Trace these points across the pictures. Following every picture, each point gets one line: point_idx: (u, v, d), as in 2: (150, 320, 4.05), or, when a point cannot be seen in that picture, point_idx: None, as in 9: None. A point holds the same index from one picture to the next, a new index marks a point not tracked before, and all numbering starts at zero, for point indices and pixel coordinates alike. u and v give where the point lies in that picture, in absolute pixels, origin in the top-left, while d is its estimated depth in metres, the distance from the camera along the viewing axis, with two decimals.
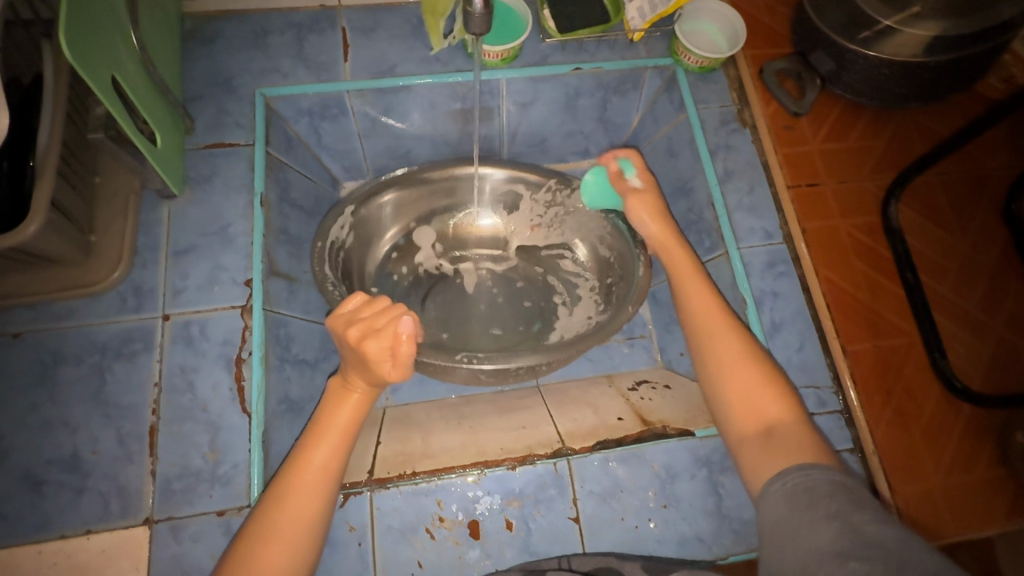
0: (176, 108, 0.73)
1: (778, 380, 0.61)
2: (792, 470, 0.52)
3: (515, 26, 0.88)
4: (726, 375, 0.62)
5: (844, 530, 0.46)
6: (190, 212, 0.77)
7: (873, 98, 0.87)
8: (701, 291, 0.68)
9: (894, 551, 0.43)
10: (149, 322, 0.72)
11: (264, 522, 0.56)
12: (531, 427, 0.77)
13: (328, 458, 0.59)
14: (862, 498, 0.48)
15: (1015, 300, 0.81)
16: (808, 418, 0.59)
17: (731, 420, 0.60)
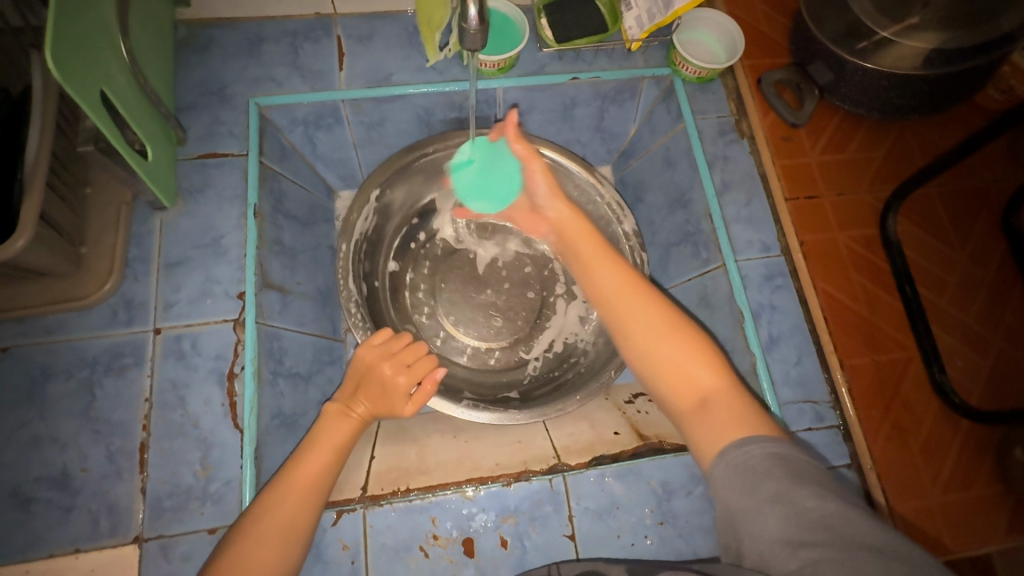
0: (168, 120, 0.72)
1: (706, 347, 0.59)
2: (732, 447, 0.51)
3: (512, 34, 0.87)
4: (653, 350, 0.59)
5: (790, 514, 0.45)
6: (182, 224, 0.76)
7: (872, 109, 0.86)
8: (615, 271, 0.66)
9: (839, 534, 0.44)
10: (140, 336, 0.71)
11: (254, 523, 0.57)
12: (527, 441, 0.78)
13: (322, 462, 0.62)
14: (802, 472, 0.48)
15: (1014, 313, 0.81)
16: (737, 381, 0.57)
17: (667, 396, 0.58)
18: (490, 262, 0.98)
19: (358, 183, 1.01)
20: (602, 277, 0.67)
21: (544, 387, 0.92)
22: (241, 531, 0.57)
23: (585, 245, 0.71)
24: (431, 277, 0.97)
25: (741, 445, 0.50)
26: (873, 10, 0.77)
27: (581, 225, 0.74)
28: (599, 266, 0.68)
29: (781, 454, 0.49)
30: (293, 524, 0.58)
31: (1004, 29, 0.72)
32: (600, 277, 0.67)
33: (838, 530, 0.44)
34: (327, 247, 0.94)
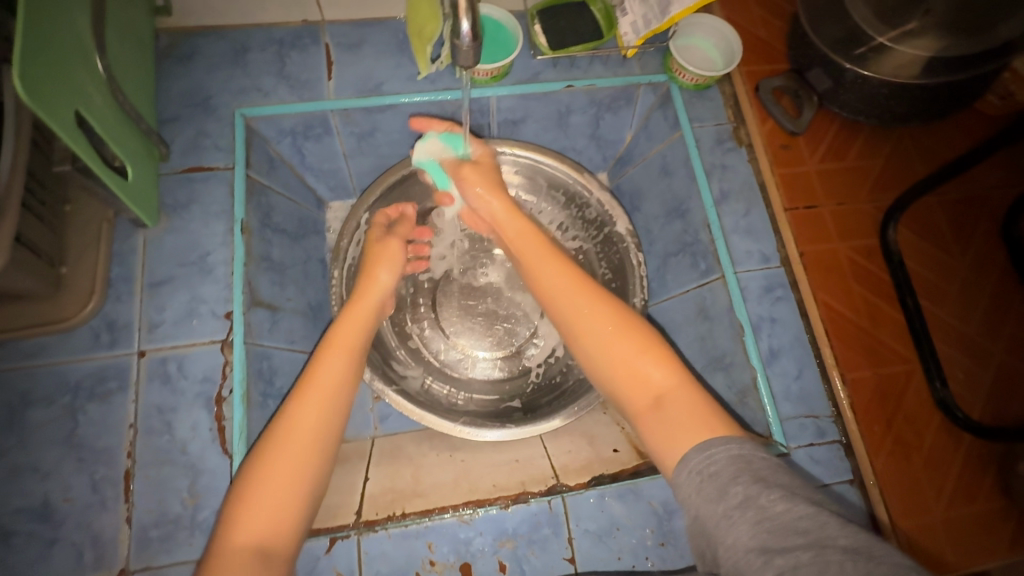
0: (150, 136, 0.70)
1: (659, 344, 0.59)
2: (693, 452, 0.49)
3: (505, 42, 0.85)
4: (606, 348, 0.59)
5: (759, 519, 0.42)
6: (166, 241, 0.74)
7: (872, 117, 0.85)
8: (556, 268, 0.67)
9: (813, 537, 0.40)
10: (124, 359, 0.68)
11: (277, 434, 0.58)
12: (525, 460, 0.76)
13: (337, 368, 0.64)
14: (770, 475, 0.45)
15: (1015, 324, 0.80)
16: (692, 378, 0.56)
17: (623, 398, 0.57)
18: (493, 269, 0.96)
19: (348, 194, 0.98)
20: (542, 270, 0.69)
21: (547, 395, 0.89)
22: (266, 442, 0.58)
23: (522, 245, 0.73)
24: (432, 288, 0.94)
25: (704, 449, 0.48)
26: (871, 17, 0.77)
27: (519, 224, 0.74)
28: (543, 265, 0.68)
29: (745, 457, 0.47)
30: (318, 429, 0.59)
31: (1005, 36, 0.70)
32: (545, 276, 0.67)
33: (811, 534, 0.40)
34: (317, 260, 0.92)
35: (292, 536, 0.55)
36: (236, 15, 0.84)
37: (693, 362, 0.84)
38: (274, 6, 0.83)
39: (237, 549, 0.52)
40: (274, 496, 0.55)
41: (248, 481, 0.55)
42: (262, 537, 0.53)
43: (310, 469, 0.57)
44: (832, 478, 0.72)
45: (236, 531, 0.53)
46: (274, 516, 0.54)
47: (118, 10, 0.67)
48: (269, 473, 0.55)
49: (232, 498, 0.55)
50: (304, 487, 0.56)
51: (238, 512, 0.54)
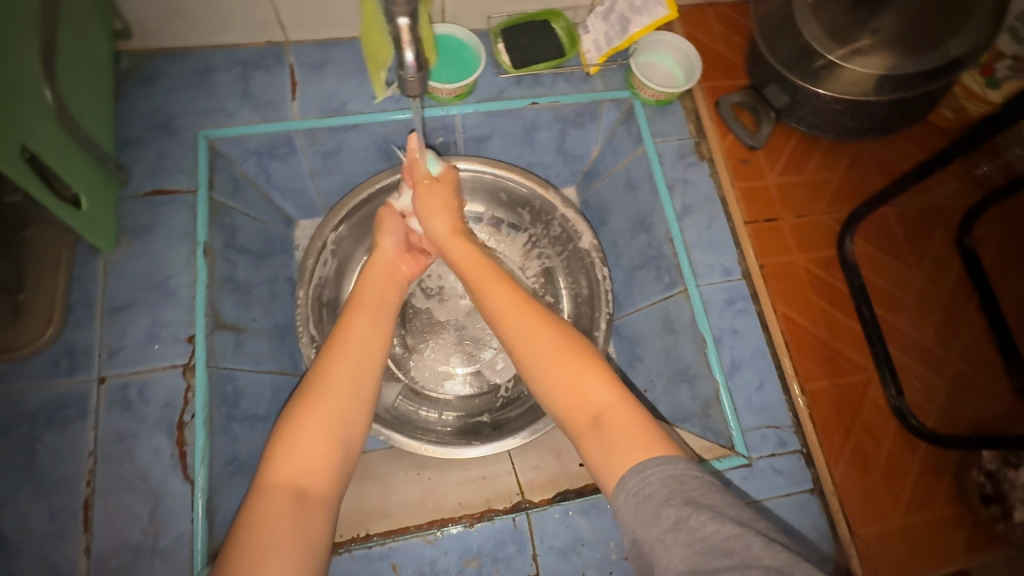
0: (107, 163, 0.70)
1: (598, 363, 0.61)
2: (631, 474, 0.51)
3: (468, 60, 0.86)
4: (544, 368, 0.61)
5: (690, 540, 0.44)
6: (128, 265, 0.74)
7: (828, 131, 0.87)
8: (500, 287, 0.69)
9: (739, 558, 0.43)
10: (83, 386, 0.68)
11: (314, 386, 0.63)
12: (491, 477, 0.77)
13: (364, 327, 0.69)
14: (701, 494, 0.48)
15: (969, 332, 0.83)
16: (632, 395, 0.59)
17: (564, 417, 0.59)
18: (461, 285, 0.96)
19: (317, 212, 0.98)
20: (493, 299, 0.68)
21: (515, 409, 0.90)
22: (303, 393, 0.62)
23: (471, 275, 0.73)
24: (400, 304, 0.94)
25: (637, 472, 0.51)
26: (822, 34, 0.76)
27: (460, 250, 0.77)
28: (490, 290, 0.69)
29: (679, 477, 0.49)
30: (353, 380, 0.64)
31: (953, 54, 0.72)
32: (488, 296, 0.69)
33: (736, 554, 0.43)
34: (285, 279, 0.92)
35: (333, 477, 0.59)
36: (199, 36, 0.84)
37: (659, 375, 0.85)
38: (235, 28, 0.83)
39: (279, 487, 0.56)
40: (314, 439, 0.59)
41: (287, 428, 0.59)
42: (300, 477, 0.57)
43: (349, 416, 0.62)
44: (791, 489, 0.73)
45: (277, 471, 0.57)
46: (314, 457, 0.58)
47: (71, 38, 0.67)
48: (307, 419, 0.60)
49: (269, 445, 0.59)
50: (343, 434, 0.61)
51: (278, 455, 0.58)
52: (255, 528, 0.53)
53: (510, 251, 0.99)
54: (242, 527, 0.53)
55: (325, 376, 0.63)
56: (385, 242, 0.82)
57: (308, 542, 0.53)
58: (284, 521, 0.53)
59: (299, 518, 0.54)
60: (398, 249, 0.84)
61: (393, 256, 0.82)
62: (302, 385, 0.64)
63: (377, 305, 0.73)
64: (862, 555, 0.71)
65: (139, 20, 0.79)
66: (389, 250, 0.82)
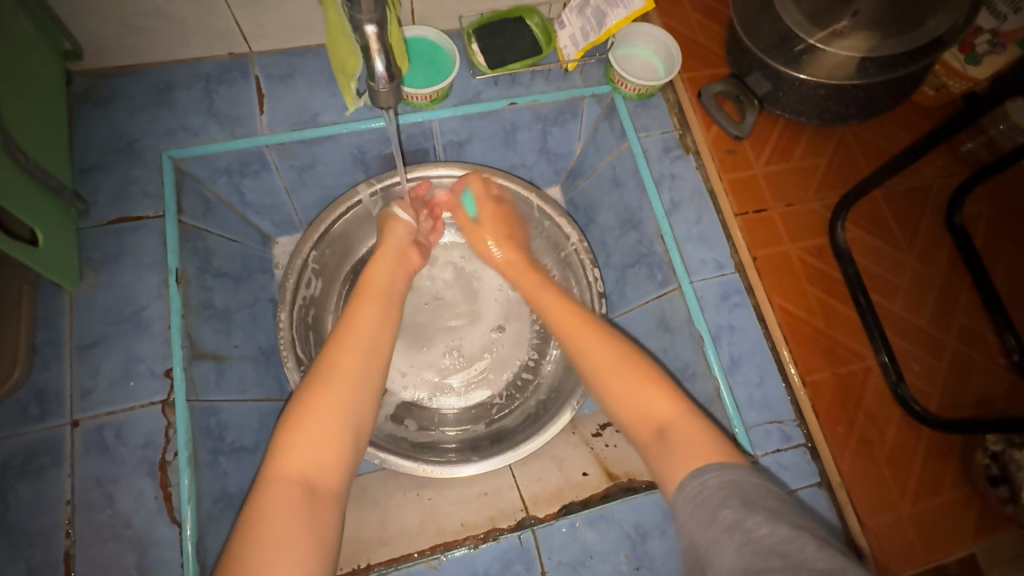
0: (62, 193, 0.66)
1: (662, 380, 0.63)
2: (690, 480, 0.52)
3: (442, 64, 0.83)
4: (608, 382, 0.64)
5: (744, 538, 0.45)
6: (97, 299, 0.70)
7: (813, 117, 0.86)
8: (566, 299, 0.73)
9: (792, 559, 0.42)
10: (56, 431, 0.64)
11: (321, 379, 0.62)
12: (493, 493, 0.74)
13: (372, 317, 0.70)
14: (760, 499, 0.47)
15: (964, 312, 0.83)
16: (696, 409, 0.60)
17: (629, 429, 0.62)
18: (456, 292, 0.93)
19: (295, 228, 0.95)
20: (558, 311, 0.73)
21: (514, 419, 0.88)
22: (308, 385, 0.62)
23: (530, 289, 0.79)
24: None
25: (697, 478, 0.52)
26: (803, 20, 0.74)
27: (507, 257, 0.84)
28: (554, 301, 0.74)
29: (737, 482, 0.49)
30: (362, 370, 0.65)
31: (936, 33, 0.70)
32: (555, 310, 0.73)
33: (790, 556, 0.42)
34: (266, 300, 0.88)
35: (342, 468, 0.59)
36: (156, 52, 0.79)
37: None
38: (195, 41, 0.78)
39: (289, 481, 0.55)
40: (323, 430, 0.59)
41: (295, 419, 0.59)
42: (309, 471, 0.57)
43: (359, 404, 0.62)
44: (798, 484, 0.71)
45: (287, 463, 0.56)
46: (323, 449, 0.58)
47: (12, 61, 0.62)
48: (316, 410, 0.59)
49: (277, 435, 0.59)
50: (352, 424, 0.61)
51: (288, 447, 0.57)
52: (262, 523, 0.52)
53: None
54: (251, 520, 0.53)
55: (332, 365, 0.64)
56: (397, 228, 0.81)
57: (318, 537, 0.53)
58: (295, 516, 0.53)
59: (310, 513, 0.54)
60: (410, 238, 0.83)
61: (405, 243, 0.81)
62: (308, 374, 0.64)
63: (386, 292, 0.75)
64: (875, 548, 0.70)
65: (89, 38, 0.74)
66: (401, 235, 0.81)
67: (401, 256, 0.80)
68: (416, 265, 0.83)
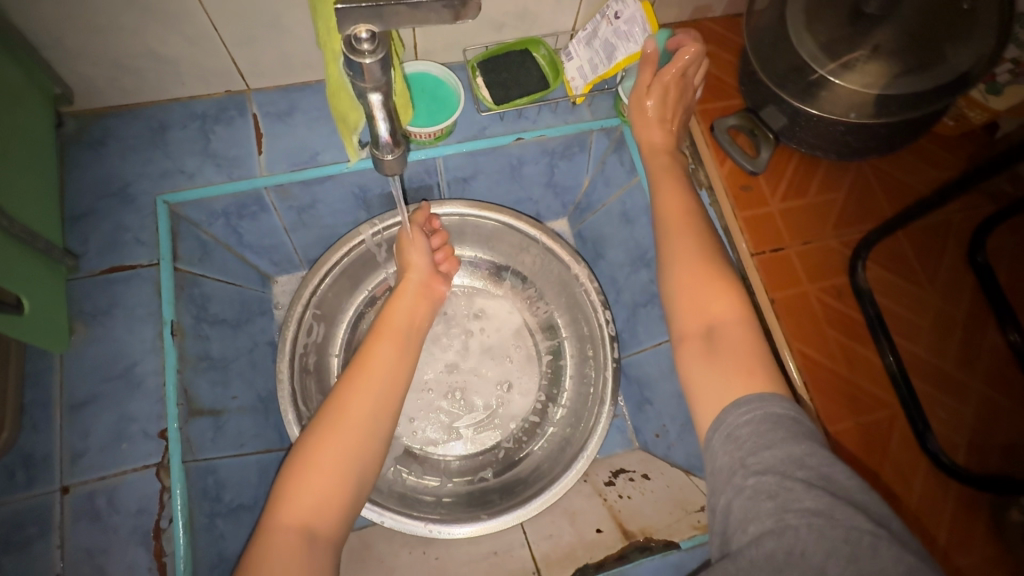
0: (39, 246, 0.62)
1: (731, 283, 0.63)
2: (730, 409, 0.53)
3: (446, 100, 0.80)
4: (682, 264, 0.65)
5: (740, 492, 0.47)
6: (88, 354, 0.67)
7: (831, 151, 0.83)
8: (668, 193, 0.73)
9: (780, 501, 0.45)
10: (45, 499, 0.61)
11: (330, 420, 0.60)
12: (504, 552, 0.71)
13: (388, 356, 0.67)
14: (757, 442, 0.49)
15: (989, 354, 0.79)
16: (754, 322, 0.61)
17: (677, 319, 0.64)
18: (463, 333, 0.90)
19: (295, 266, 0.92)
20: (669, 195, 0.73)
21: (525, 468, 0.85)
22: (317, 426, 0.60)
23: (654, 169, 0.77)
24: None
25: (719, 426, 0.53)
26: (820, 55, 0.71)
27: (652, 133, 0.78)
28: (663, 188, 0.74)
29: (735, 434, 0.51)
30: (375, 414, 0.62)
31: (959, 69, 0.67)
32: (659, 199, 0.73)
33: (777, 497, 0.45)
34: (265, 344, 0.85)
35: (342, 516, 0.57)
36: (149, 92, 0.76)
37: (671, 420, 0.82)
38: (190, 80, 0.76)
39: (289, 526, 0.53)
40: (328, 475, 0.57)
41: (300, 463, 0.57)
42: (309, 518, 0.54)
43: (366, 448, 0.60)
44: None
45: (288, 509, 0.54)
46: (326, 495, 0.56)
47: None
48: (324, 452, 0.57)
49: (281, 477, 0.57)
50: (358, 470, 0.59)
51: (290, 493, 0.55)
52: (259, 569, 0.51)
53: (508, 298, 0.93)
54: (248, 568, 0.51)
55: (341, 408, 0.61)
56: (416, 261, 0.76)
57: None
58: (292, 563, 0.51)
59: (307, 561, 0.52)
60: (431, 270, 0.78)
61: (426, 276, 0.76)
62: (317, 415, 0.62)
63: (404, 333, 0.71)
64: None
65: (79, 81, 0.72)
66: (422, 269, 0.76)
67: (422, 294, 0.76)
68: (439, 296, 0.79)
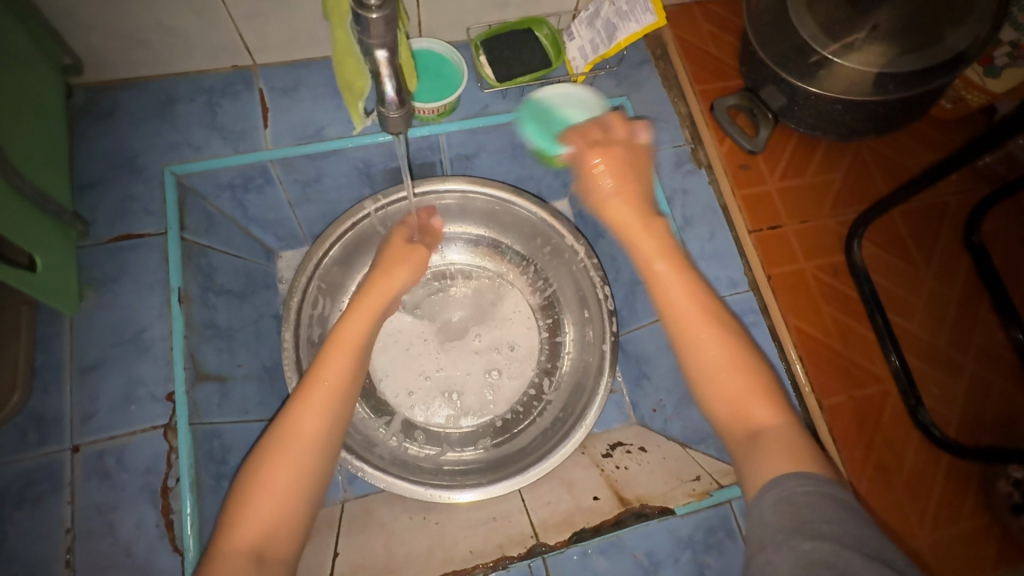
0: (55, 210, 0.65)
1: (766, 385, 0.57)
2: (791, 486, 0.48)
3: (449, 76, 0.81)
4: (707, 374, 0.57)
5: (791, 551, 0.42)
6: (97, 320, 0.68)
7: (828, 132, 0.84)
8: (669, 280, 0.61)
9: (841, 571, 0.39)
10: (56, 457, 0.63)
11: (281, 438, 0.58)
12: (502, 518, 0.72)
13: (344, 368, 0.64)
14: (816, 512, 0.44)
15: (982, 332, 0.81)
16: (796, 420, 0.55)
17: (719, 426, 0.57)
18: (467, 310, 0.93)
19: (300, 242, 0.93)
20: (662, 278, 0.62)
21: (524, 438, 0.86)
22: (269, 442, 0.58)
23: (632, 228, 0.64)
24: (391, 332, 0.89)
25: (774, 486, 0.48)
26: (823, 35, 0.71)
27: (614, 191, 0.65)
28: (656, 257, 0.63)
29: (791, 500, 0.46)
30: (326, 430, 0.60)
31: (958, 47, 0.68)
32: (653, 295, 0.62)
33: (840, 567, 0.39)
34: (270, 316, 0.87)
35: (294, 538, 0.55)
36: (157, 66, 0.77)
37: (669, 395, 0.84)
38: (197, 55, 0.77)
39: (238, 551, 0.52)
40: (279, 497, 0.55)
41: (253, 483, 0.56)
42: (260, 540, 0.53)
43: (319, 465, 0.58)
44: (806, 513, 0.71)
45: (236, 534, 0.53)
46: (277, 516, 0.55)
47: (10, 79, 0.61)
48: (276, 474, 0.56)
49: (231, 501, 0.56)
50: (309, 491, 0.57)
51: (240, 515, 0.54)
52: None
53: (509, 276, 0.95)
54: None
55: (294, 426, 0.59)
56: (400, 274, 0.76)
57: None
58: None
59: None
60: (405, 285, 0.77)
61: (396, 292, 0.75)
62: (270, 432, 0.59)
63: (362, 344, 0.68)
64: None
65: (90, 52, 0.73)
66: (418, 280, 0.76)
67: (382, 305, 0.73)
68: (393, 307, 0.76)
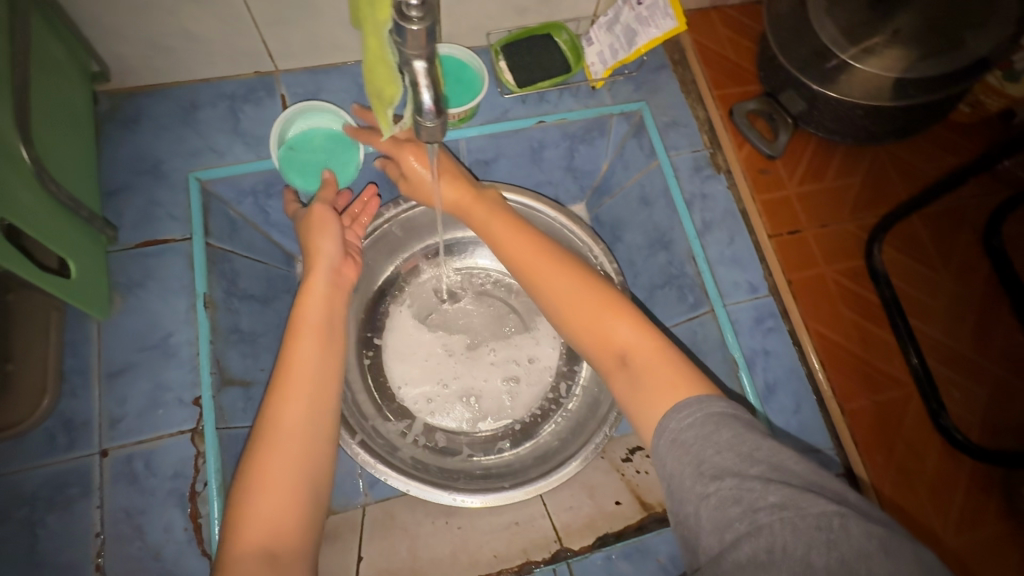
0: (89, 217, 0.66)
1: (622, 308, 0.61)
2: (671, 415, 0.51)
3: (470, 82, 0.81)
4: (567, 314, 0.63)
5: (704, 500, 0.45)
6: (123, 325, 0.69)
7: (846, 136, 0.84)
8: (521, 244, 0.68)
9: (747, 504, 0.43)
10: (85, 461, 0.63)
11: (266, 437, 0.57)
12: (524, 522, 0.73)
13: (311, 354, 0.63)
14: (707, 446, 0.47)
15: (1004, 336, 0.81)
16: (655, 333, 0.59)
17: (593, 358, 0.62)
18: (484, 313, 0.93)
19: None
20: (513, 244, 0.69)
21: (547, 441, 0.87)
22: (257, 442, 0.57)
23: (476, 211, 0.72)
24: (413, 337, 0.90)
25: (662, 432, 0.51)
26: (843, 40, 0.72)
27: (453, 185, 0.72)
28: (499, 228, 0.70)
29: (682, 440, 0.49)
30: (308, 419, 0.59)
31: (978, 53, 0.68)
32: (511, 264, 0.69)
33: (744, 501, 0.43)
34: None
35: (301, 530, 0.55)
36: (180, 73, 0.78)
37: None
38: (221, 62, 0.77)
39: (249, 553, 0.51)
40: (279, 495, 0.54)
41: (250, 486, 0.55)
42: (268, 540, 0.52)
43: (310, 454, 0.58)
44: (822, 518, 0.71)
45: (240, 537, 0.52)
46: (278, 512, 0.54)
47: (45, 89, 0.62)
48: (272, 474, 0.55)
49: (231, 508, 0.55)
50: (307, 483, 0.57)
51: (243, 519, 0.53)
52: None
53: None
54: None
55: (276, 422, 0.58)
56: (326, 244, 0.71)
57: None
58: None
59: None
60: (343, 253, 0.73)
61: (340, 260, 0.72)
62: (254, 438, 0.58)
63: (328, 326, 0.66)
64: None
65: (116, 60, 0.74)
66: (332, 253, 0.71)
67: (337, 278, 0.71)
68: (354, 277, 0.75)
